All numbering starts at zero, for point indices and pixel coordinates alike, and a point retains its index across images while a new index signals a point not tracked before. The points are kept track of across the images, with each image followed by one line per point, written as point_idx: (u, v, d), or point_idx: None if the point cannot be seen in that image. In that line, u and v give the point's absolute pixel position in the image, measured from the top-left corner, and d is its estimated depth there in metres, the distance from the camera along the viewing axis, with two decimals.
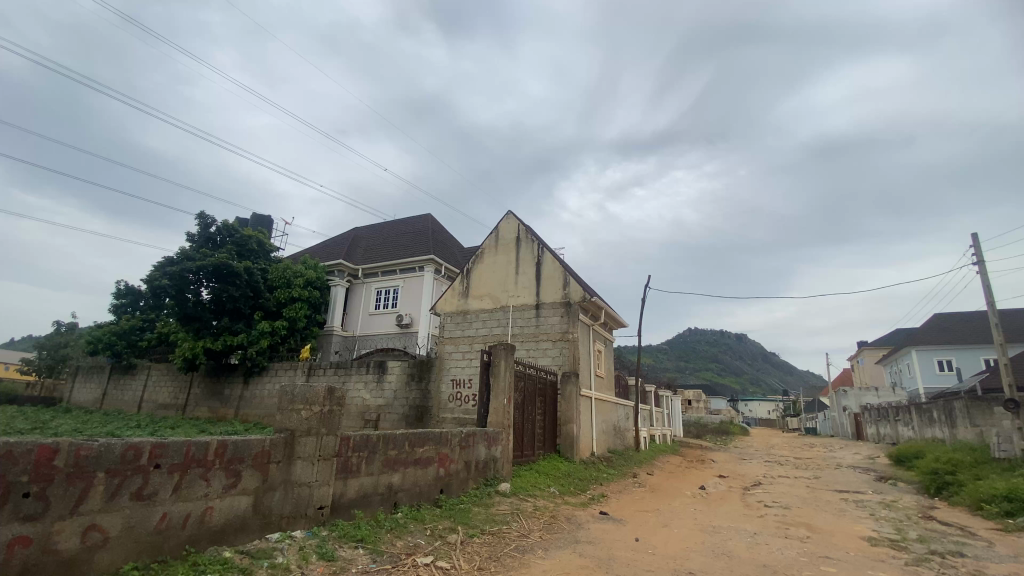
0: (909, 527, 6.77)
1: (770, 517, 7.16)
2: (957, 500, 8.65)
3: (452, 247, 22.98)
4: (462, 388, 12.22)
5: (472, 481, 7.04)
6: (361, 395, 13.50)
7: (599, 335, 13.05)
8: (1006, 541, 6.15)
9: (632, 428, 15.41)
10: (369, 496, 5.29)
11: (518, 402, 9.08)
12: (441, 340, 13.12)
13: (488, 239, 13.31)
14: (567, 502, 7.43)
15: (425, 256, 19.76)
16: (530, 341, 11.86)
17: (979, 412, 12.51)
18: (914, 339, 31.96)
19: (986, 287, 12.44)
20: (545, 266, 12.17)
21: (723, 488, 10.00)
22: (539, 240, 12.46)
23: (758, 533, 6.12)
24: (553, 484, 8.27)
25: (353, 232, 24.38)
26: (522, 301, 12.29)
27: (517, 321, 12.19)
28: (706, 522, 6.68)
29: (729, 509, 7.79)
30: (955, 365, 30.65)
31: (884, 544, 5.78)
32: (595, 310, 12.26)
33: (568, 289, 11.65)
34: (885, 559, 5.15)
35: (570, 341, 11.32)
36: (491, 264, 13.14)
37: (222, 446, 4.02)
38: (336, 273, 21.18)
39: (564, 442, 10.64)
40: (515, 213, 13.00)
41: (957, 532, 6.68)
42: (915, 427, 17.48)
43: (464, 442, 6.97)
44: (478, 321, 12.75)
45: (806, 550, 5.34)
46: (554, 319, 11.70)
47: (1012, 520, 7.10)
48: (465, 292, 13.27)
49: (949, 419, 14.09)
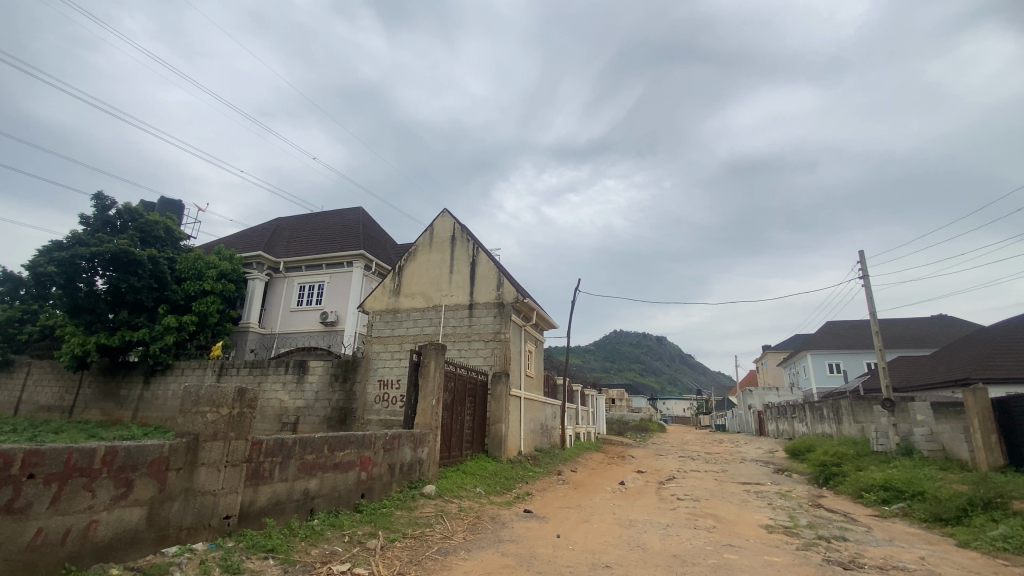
0: (800, 514, 7.49)
1: (683, 509, 7.60)
2: (841, 489, 9.68)
3: (384, 243, 22.35)
4: (389, 389, 11.94)
5: (395, 484, 6.87)
6: (279, 396, 12.77)
7: (530, 336, 13.21)
8: (882, 527, 6.94)
9: (559, 426, 15.75)
10: (282, 503, 5.00)
11: (447, 402, 8.98)
12: (368, 340, 12.71)
13: (422, 236, 13.11)
14: (492, 502, 7.44)
15: (355, 252, 19.02)
16: (462, 341, 11.79)
17: (861, 410, 14.07)
18: (810, 344, 35.39)
19: (870, 299, 14.04)
20: (480, 266, 12.15)
21: (641, 482, 10.52)
22: (474, 240, 12.46)
23: (670, 525, 6.48)
24: (478, 484, 8.26)
25: (276, 222, 23.01)
26: (455, 301, 12.18)
27: (449, 321, 12.08)
28: (624, 516, 6.98)
29: (645, 503, 8.20)
30: (843, 367, 34.28)
31: (780, 531, 6.33)
32: (527, 311, 12.40)
33: (502, 290, 11.70)
34: (780, 545, 5.64)
35: (502, 341, 11.37)
36: (425, 262, 12.93)
37: (111, 453, 3.62)
38: (255, 266, 19.84)
39: (492, 442, 10.67)
40: (451, 211, 12.93)
41: (841, 518, 7.45)
42: (808, 423, 19.33)
43: (388, 444, 6.78)
44: (409, 320, 12.49)
45: (712, 540, 5.73)
46: (486, 318, 11.70)
47: (887, 507, 8.04)
48: (396, 290, 12.95)
49: (836, 416, 15.76)
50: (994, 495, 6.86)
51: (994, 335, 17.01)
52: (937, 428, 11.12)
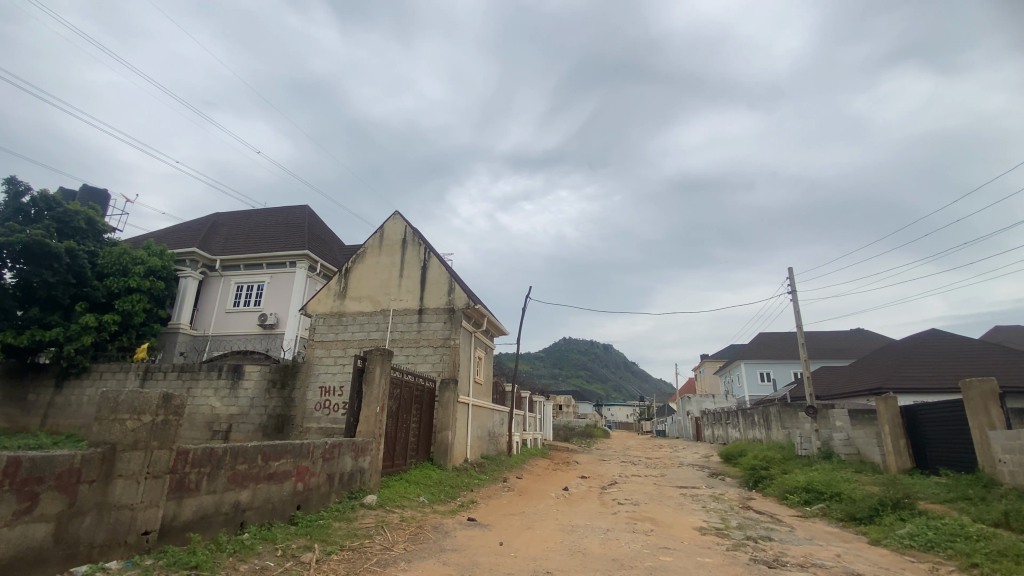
0: (731, 516, 7.89)
1: (623, 514, 7.81)
2: (768, 491, 10.28)
3: (331, 243, 21.67)
4: (331, 396, 11.55)
5: (333, 494, 6.62)
6: (210, 403, 12.06)
7: (479, 342, 13.16)
8: (804, 526, 7.42)
9: (506, 433, 15.77)
10: (208, 517, 4.71)
11: (392, 410, 8.80)
12: (310, 344, 12.27)
13: (372, 238, 12.84)
14: (435, 511, 7.33)
15: (299, 252, 18.30)
16: (410, 346, 11.59)
17: (788, 417, 15.04)
18: (744, 354, 37.42)
19: (797, 313, 15.07)
20: (431, 271, 12.03)
21: (584, 488, 10.73)
22: (426, 244, 12.34)
23: (610, 529, 6.63)
24: (422, 493, 8.13)
25: (213, 218, 21.77)
26: (404, 306, 11.97)
27: (397, 326, 11.85)
28: (566, 522, 7.08)
29: (587, 508, 8.37)
30: (772, 376, 36.48)
31: (711, 533, 6.63)
32: (478, 317, 12.35)
33: (453, 295, 11.61)
34: (711, 546, 5.92)
35: (451, 348, 11.27)
36: (373, 265, 12.65)
37: (14, 465, 3.30)
38: (188, 263, 18.64)
39: (437, 450, 10.52)
40: (403, 214, 12.74)
41: (767, 519, 7.91)
42: (741, 429, 20.40)
43: (327, 453, 6.54)
44: (355, 324, 12.16)
45: (650, 543, 5.92)
46: (436, 324, 11.56)
47: (808, 507, 8.62)
48: (342, 293, 12.59)
49: (765, 422, 16.75)
50: (902, 496, 7.50)
51: (903, 348, 18.67)
52: (854, 433, 12.09)
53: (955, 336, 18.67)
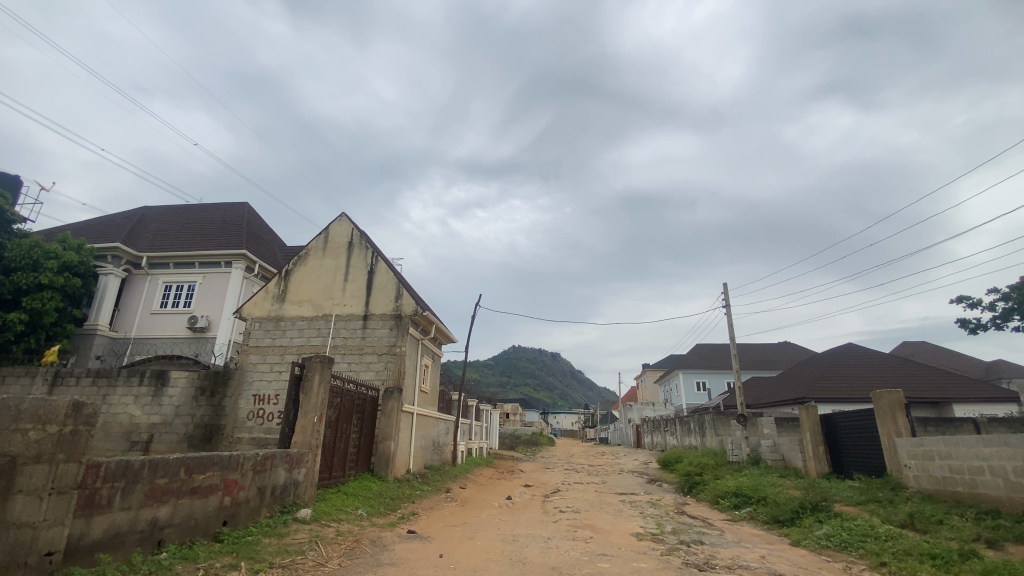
0: (666, 521, 8.18)
1: (564, 522, 7.91)
2: (701, 496, 10.76)
3: (271, 243, 20.72)
4: (265, 405, 11.00)
5: (264, 509, 6.28)
6: (128, 411, 11.16)
7: (427, 350, 12.96)
8: (733, 530, 7.80)
9: (451, 442, 15.58)
10: (122, 535, 4.35)
11: (331, 419, 8.49)
12: (244, 349, 11.66)
13: (316, 240, 12.42)
14: (373, 524, 7.12)
15: (236, 251, 17.34)
16: (353, 353, 11.24)
17: (721, 424, 15.82)
18: (682, 364, 39.07)
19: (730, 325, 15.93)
20: (378, 275, 11.77)
21: (527, 496, 10.78)
22: (374, 247, 12.07)
23: (551, 537, 6.70)
24: (360, 505, 7.87)
25: (140, 211, 20.27)
26: (348, 311, 11.62)
27: (340, 331, 11.47)
28: (508, 532, 7.08)
29: (529, 517, 8.42)
30: (708, 386, 38.28)
31: (648, 538, 6.84)
32: (425, 324, 12.17)
33: (401, 301, 11.38)
34: (647, 551, 6.11)
35: (397, 355, 11.02)
36: (316, 267, 12.23)
37: None
38: (109, 259, 17.22)
39: (378, 460, 10.23)
40: (350, 216, 12.41)
41: (699, 523, 8.27)
42: (678, 436, 21.21)
43: (259, 465, 6.21)
44: (294, 329, 11.67)
45: (588, 550, 6.03)
46: (381, 331, 11.28)
47: (737, 511, 9.10)
48: (281, 296, 12.08)
49: (701, 429, 17.53)
50: (820, 499, 8.06)
51: (823, 360, 20.13)
52: (779, 440, 12.87)
53: (868, 350, 20.37)
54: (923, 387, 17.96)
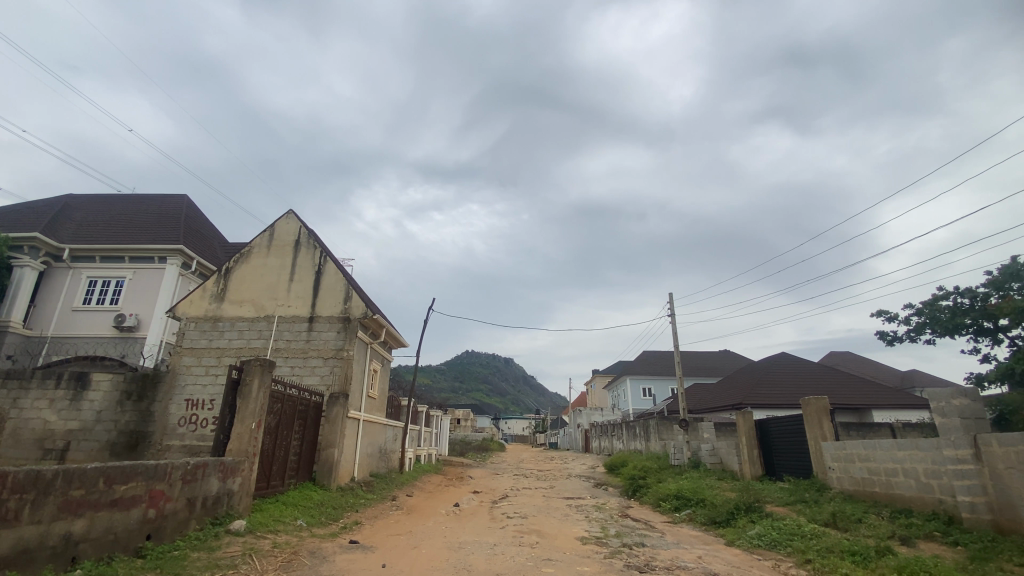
0: (610, 525, 8.36)
1: (510, 527, 7.92)
2: (644, 499, 11.08)
3: (212, 238, 19.63)
4: (199, 410, 10.41)
5: (194, 521, 5.90)
6: (42, 416, 10.23)
7: (376, 354, 12.64)
8: (673, 531, 8.09)
9: (398, 449, 15.25)
10: (30, 552, 3.98)
11: (271, 426, 8.13)
12: (177, 351, 10.98)
13: (260, 237, 11.90)
14: (314, 535, 6.86)
15: (172, 246, 16.30)
16: (296, 357, 10.81)
17: (664, 429, 16.38)
18: (630, 370, 40.20)
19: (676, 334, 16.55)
20: (326, 276, 11.40)
21: (475, 503, 10.72)
22: (322, 247, 11.69)
23: (497, 544, 6.70)
24: (300, 516, 7.56)
25: (63, 199, 18.70)
26: (293, 312, 11.18)
27: (283, 334, 11.02)
28: (454, 539, 7.03)
29: (476, 524, 8.38)
30: (653, 392, 39.53)
31: (592, 542, 6.97)
32: (375, 327, 11.88)
33: (349, 303, 11.06)
34: (591, 555, 6.22)
35: (344, 360, 10.67)
36: (260, 266, 11.72)
37: None
38: (26, 250, 15.78)
39: (321, 468, 9.87)
40: (298, 214, 11.98)
41: (642, 526, 8.51)
42: (624, 441, 21.76)
43: (188, 475, 5.84)
44: (233, 330, 11.12)
45: (533, 556, 6.07)
46: (328, 334, 10.91)
47: (677, 513, 9.44)
48: (220, 295, 11.49)
49: (645, 434, 18.06)
50: (753, 500, 8.49)
51: (759, 368, 21.26)
52: (717, 444, 13.47)
53: (799, 359, 21.71)
54: (847, 394, 19.32)
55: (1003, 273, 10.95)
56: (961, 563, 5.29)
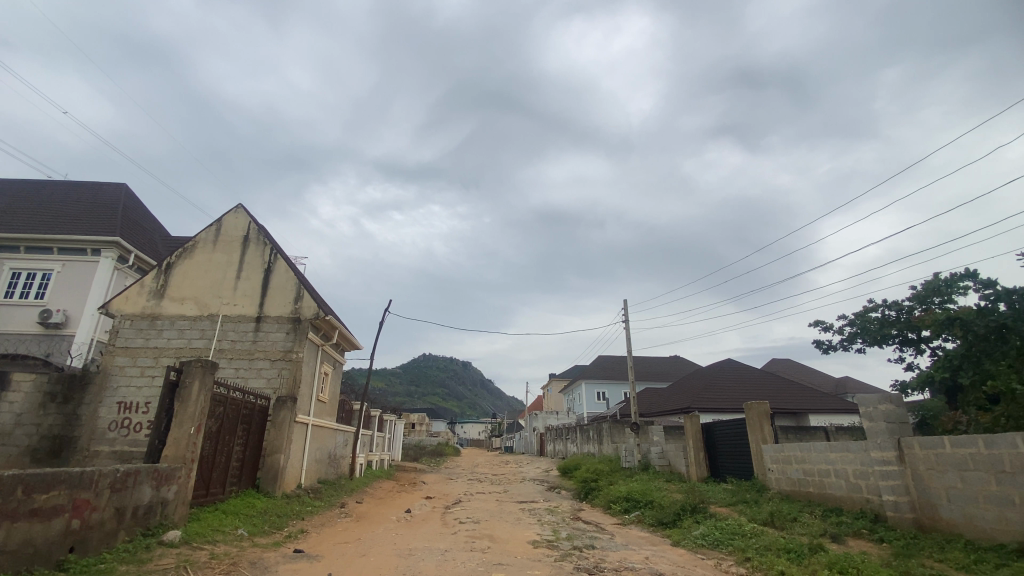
0: (562, 528, 8.46)
1: (462, 533, 7.86)
2: (596, 502, 11.28)
3: (153, 231, 18.50)
4: (132, 414, 9.77)
5: (122, 532, 5.52)
6: None
7: (327, 356, 12.27)
8: (622, 533, 8.28)
9: (349, 454, 14.84)
10: None
11: (211, 431, 7.73)
12: (109, 350, 10.28)
13: (206, 232, 11.35)
14: (255, 544, 6.56)
15: (107, 238, 15.25)
16: (242, 359, 10.34)
17: (617, 433, 16.74)
18: (585, 374, 40.90)
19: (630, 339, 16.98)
20: (276, 275, 10.98)
21: (427, 508, 10.58)
22: (273, 244, 11.27)
23: (447, 550, 6.63)
24: (241, 525, 7.23)
25: None
26: (239, 311, 10.70)
27: (228, 333, 10.53)
28: (404, 546, 6.90)
29: (427, 530, 8.25)
30: (607, 396, 40.36)
31: (543, 545, 7.03)
32: (327, 329, 11.53)
33: (300, 303, 10.68)
34: (541, 558, 6.28)
35: (293, 362, 10.28)
36: (204, 262, 11.17)
37: None
38: None
39: (265, 475, 9.45)
40: (247, 208, 11.50)
41: (593, 528, 8.67)
42: (578, 444, 22.07)
43: (118, 483, 5.47)
44: (172, 329, 10.53)
45: (484, 561, 6.05)
46: (276, 335, 10.49)
47: (626, 515, 9.67)
48: (160, 292, 10.87)
49: (599, 437, 18.40)
50: (698, 501, 8.80)
51: (708, 374, 22.10)
52: (666, 447, 13.89)
53: (744, 365, 22.73)
54: (787, 399, 20.37)
55: (927, 288, 11.88)
56: (885, 559, 5.67)
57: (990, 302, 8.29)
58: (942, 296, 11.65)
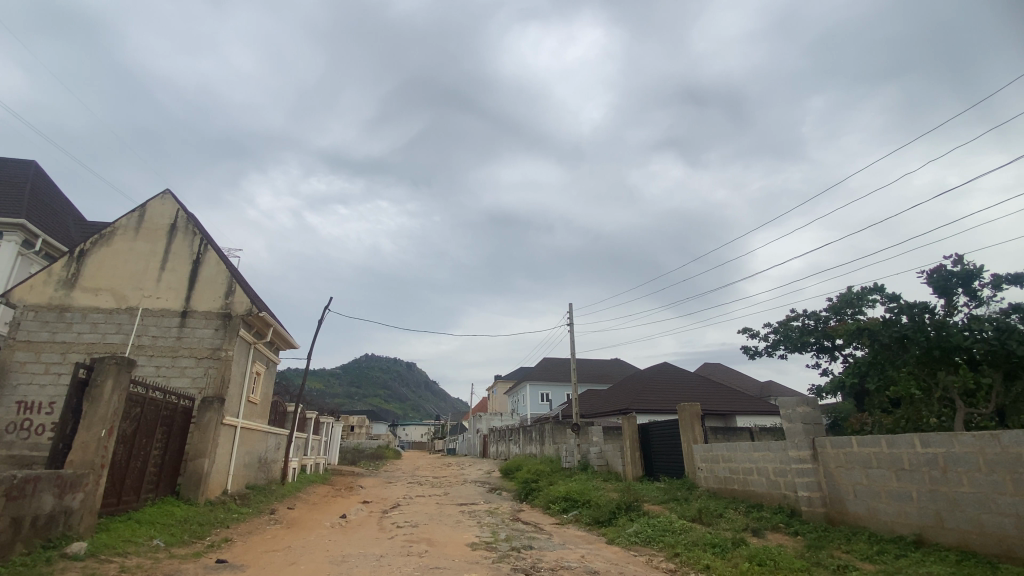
0: (501, 529, 8.49)
1: (399, 537, 7.71)
2: (535, 502, 11.41)
3: (65, 215, 16.85)
4: (33, 415, 8.85)
5: (18, 545, 4.97)
6: None
7: (260, 355, 11.65)
8: (559, 533, 8.44)
9: (281, 458, 14.16)
10: None
11: (126, 433, 7.13)
12: (8, 345, 9.27)
13: (127, 218, 10.48)
14: (172, 556, 6.12)
15: (11, 219, 13.75)
16: (164, 357, 9.62)
17: (558, 433, 17.03)
18: (530, 376, 41.34)
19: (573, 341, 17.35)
20: (206, 267, 10.33)
21: (363, 513, 10.28)
22: (203, 234, 10.57)
23: (383, 555, 6.48)
24: (157, 535, 6.72)
25: None
26: (163, 305, 9.97)
27: (149, 329, 9.77)
28: (337, 552, 6.65)
29: (362, 535, 8.02)
30: (550, 397, 40.96)
31: (481, 548, 7.02)
32: (260, 326, 10.96)
33: (232, 298, 10.09)
34: (479, 560, 6.27)
35: (221, 361, 9.68)
36: (124, 250, 10.31)
37: None
38: None
39: (186, 481, 8.84)
40: (175, 195, 10.73)
41: (531, 528, 8.77)
42: (520, 445, 22.25)
43: (14, 491, 4.93)
44: (84, 322, 9.64)
45: (422, 565, 5.96)
46: (204, 332, 9.84)
47: (564, 514, 9.85)
48: (70, 282, 9.93)
49: (540, 439, 18.64)
50: (633, 500, 9.10)
51: (645, 376, 22.97)
52: (605, 447, 14.29)
53: (679, 369, 23.82)
54: (717, 401, 21.53)
55: (841, 300, 12.92)
56: (799, 551, 6.10)
57: (895, 314, 9.13)
58: (854, 308, 12.74)
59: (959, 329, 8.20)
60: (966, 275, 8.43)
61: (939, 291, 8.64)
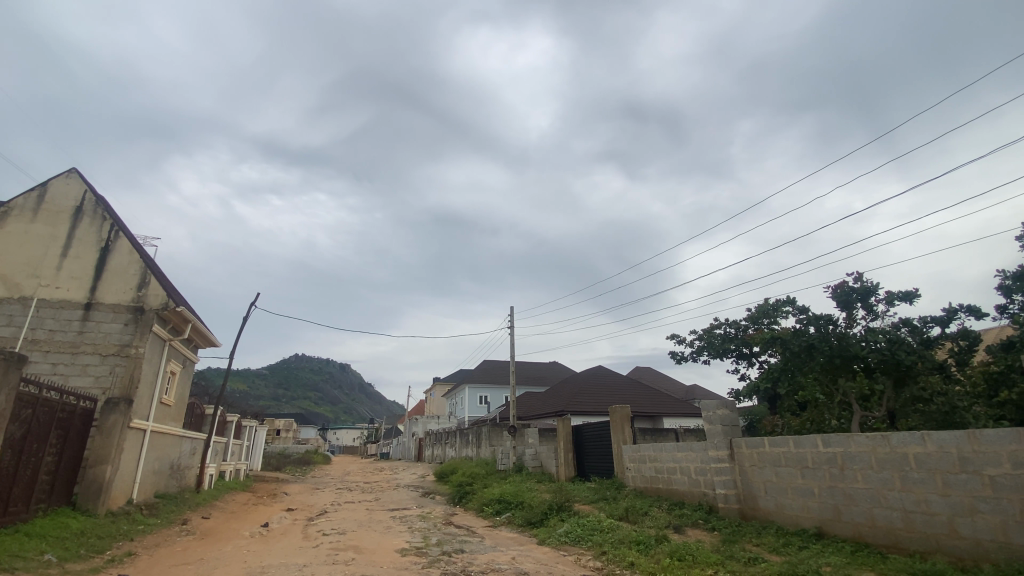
0: (433, 534, 8.37)
1: (325, 546, 7.43)
2: (469, 505, 11.37)
3: None
4: None
5: None
6: None
7: (175, 354, 10.80)
8: (491, 535, 8.46)
9: (197, 465, 13.20)
10: None
11: (14, 438, 6.38)
12: None
13: (23, 196, 9.40)
14: (65, 572, 5.54)
15: None
16: (62, 353, 8.70)
17: (495, 435, 17.10)
18: (468, 378, 41.17)
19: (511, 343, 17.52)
20: (116, 255, 9.47)
21: (287, 521, 9.79)
22: (114, 219, 9.67)
23: (307, 564, 6.20)
24: (48, 549, 6.06)
25: None
26: (63, 296, 9.03)
27: (45, 322, 8.81)
28: (255, 563, 6.31)
29: (285, 544, 7.65)
30: (489, 400, 40.99)
31: (411, 553, 6.89)
32: (177, 321, 10.16)
33: (145, 291, 9.29)
34: (408, 566, 6.15)
35: (130, 359, 8.87)
36: (18, 233, 9.24)
37: None
38: None
39: (84, 491, 8.02)
40: (82, 174, 9.75)
41: (463, 532, 8.72)
42: (456, 448, 22.09)
43: None
44: None
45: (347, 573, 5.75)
46: (111, 327, 8.99)
47: (497, 516, 9.90)
48: None
49: (477, 441, 18.61)
50: (564, 501, 9.30)
51: (580, 379, 23.57)
52: (539, 448, 14.51)
53: (613, 373, 24.67)
54: (646, 404, 22.48)
55: (759, 310, 13.93)
56: (715, 546, 6.50)
57: (804, 325, 9.97)
58: (770, 318, 13.76)
59: (857, 340, 9.08)
60: (864, 291, 9.38)
61: (841, 305, 9.55)
